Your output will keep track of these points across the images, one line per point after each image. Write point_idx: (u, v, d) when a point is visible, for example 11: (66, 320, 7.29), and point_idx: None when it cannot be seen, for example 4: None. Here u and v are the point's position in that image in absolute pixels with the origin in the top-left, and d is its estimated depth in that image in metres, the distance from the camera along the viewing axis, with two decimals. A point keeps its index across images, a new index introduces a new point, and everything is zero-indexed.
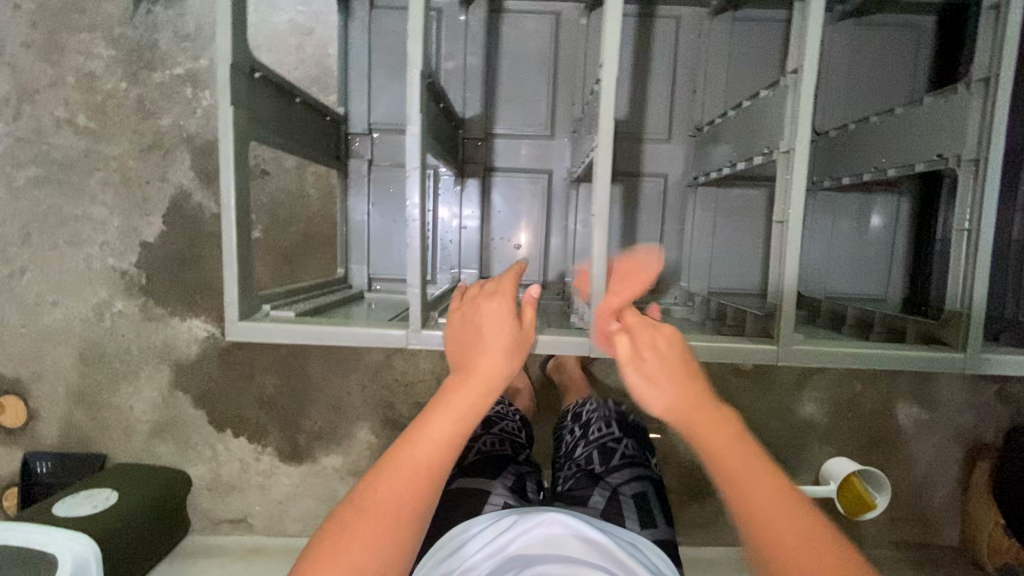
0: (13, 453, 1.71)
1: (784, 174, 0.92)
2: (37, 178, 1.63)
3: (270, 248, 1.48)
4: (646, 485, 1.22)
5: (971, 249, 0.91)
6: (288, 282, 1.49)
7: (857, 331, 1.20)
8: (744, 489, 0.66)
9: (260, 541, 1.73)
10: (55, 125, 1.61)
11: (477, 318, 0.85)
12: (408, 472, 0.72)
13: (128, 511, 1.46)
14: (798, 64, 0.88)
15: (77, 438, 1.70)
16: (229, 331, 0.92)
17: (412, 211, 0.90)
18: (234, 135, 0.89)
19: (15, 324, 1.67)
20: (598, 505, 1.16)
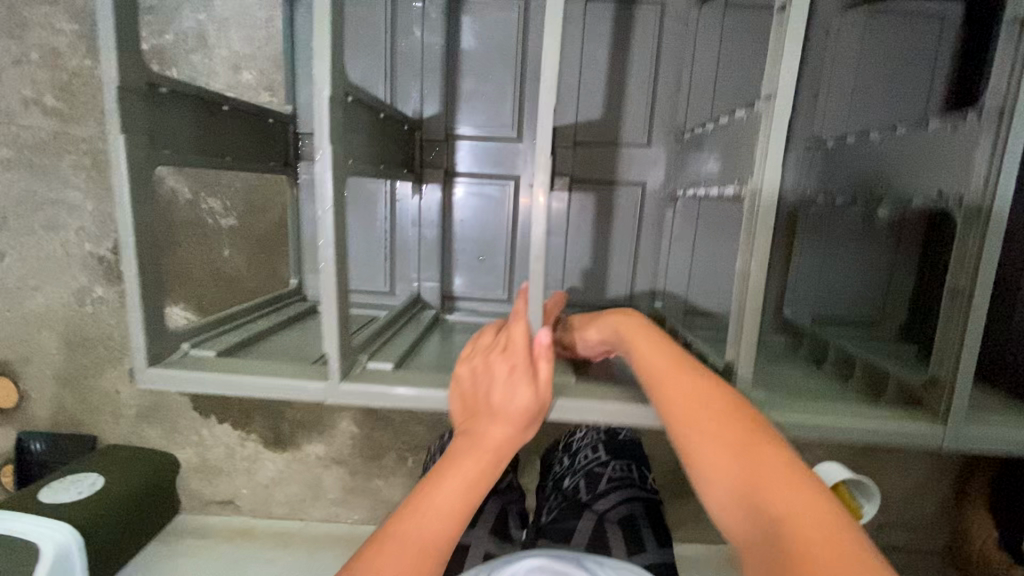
0: (7, 432, 1.66)
1: (749, 218, 0.79)
2: (7, 161, 1.49)
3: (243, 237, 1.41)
4: (636, 506, 1.17)
5: (963, 309, 0.79)
6: (261, 274, 1.43)
7: (838, 371, 1.10)
8: (724, 439, 0.60)
9: (248, 522, 1.69)
10: (22, 104, 1.48)
11: (488, 376, 0.77)
12: (406, 553, 0.63)
13: (115, 493, 1.42)
14: (772, 91, 0.74)
15: (68, 421, 1.65)
16: (138, 378, 0.86)
17: (325, 253, 0.82)
18: (130, 163, 0.80)
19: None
20: (581, 540, 1.10)
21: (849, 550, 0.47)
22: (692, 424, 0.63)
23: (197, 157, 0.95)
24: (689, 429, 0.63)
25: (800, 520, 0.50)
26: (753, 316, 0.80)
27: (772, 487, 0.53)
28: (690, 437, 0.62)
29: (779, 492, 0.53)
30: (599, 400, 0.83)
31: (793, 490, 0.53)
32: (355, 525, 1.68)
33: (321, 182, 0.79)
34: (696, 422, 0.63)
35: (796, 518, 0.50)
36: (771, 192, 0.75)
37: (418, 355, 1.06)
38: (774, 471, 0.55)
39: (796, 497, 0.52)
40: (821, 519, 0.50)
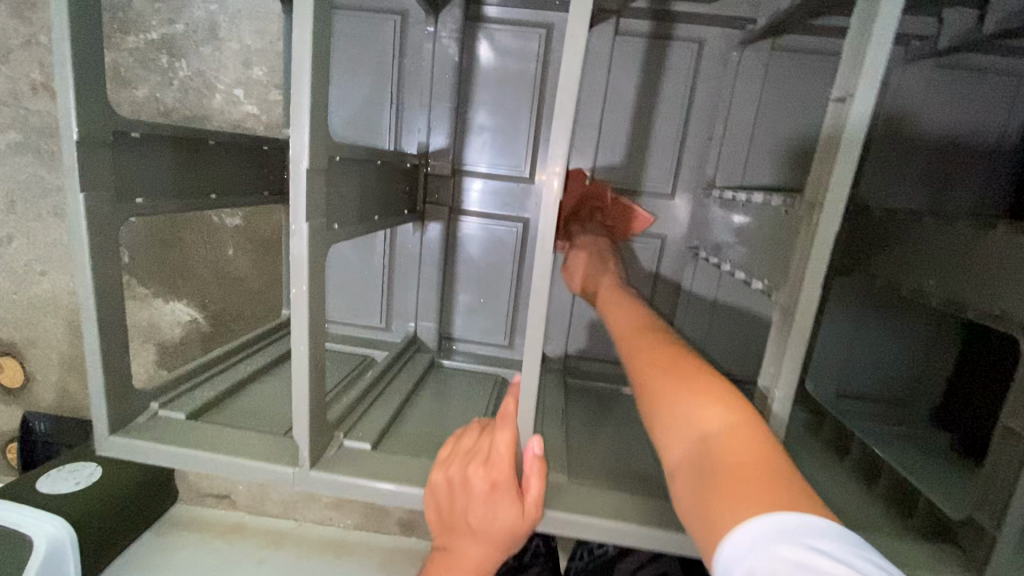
0: (15, 410, 1.74)
1: (775, 334, 0.70)
2: (17, 145, 1.51)
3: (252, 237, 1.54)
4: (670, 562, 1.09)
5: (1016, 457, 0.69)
6: (271, 268, 1.57)
7: (862, 469, 1.00)
8: (674, 372, 0.61)
9: (242, 518, 1.58)
10: (31, 88, 1.47)
11: (467, 489, 0.68)
12: None
13: (113, 485, 1.34)
14: (817, 196, 0.64)
15: (72, 404, 1.72)
16: (99, 446, 0.81)
17: (300, 337, 0.74)
18: (91, 222, 0.72)
19: (6, 290, 1.63)
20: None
21: (767, 459, 0.50)
22: (650, 364, 0.64)
23: (174, 202, 0.87)
24: (646, 368, 0.64)
25: (731, 433, 0.53)
26: (772, 442, 0.71)
27: (711, 410, 0.55)
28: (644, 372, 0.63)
29: (716, 416, 0.55)
30: (596, 515, 0.75)
31: (729, 411, 0.55)
32: (347, 530, 1.56)
33: (298, 256, 0.70)
34: (654, 362, 0.64)
35: (728, 434, 0.53)
36: (805, 318, 0.65)
37: (403, 421, 0.99)
38: (713, 395, 0.56)
39: (730, 417, 0.54)
40: (747, 433, 0.53)
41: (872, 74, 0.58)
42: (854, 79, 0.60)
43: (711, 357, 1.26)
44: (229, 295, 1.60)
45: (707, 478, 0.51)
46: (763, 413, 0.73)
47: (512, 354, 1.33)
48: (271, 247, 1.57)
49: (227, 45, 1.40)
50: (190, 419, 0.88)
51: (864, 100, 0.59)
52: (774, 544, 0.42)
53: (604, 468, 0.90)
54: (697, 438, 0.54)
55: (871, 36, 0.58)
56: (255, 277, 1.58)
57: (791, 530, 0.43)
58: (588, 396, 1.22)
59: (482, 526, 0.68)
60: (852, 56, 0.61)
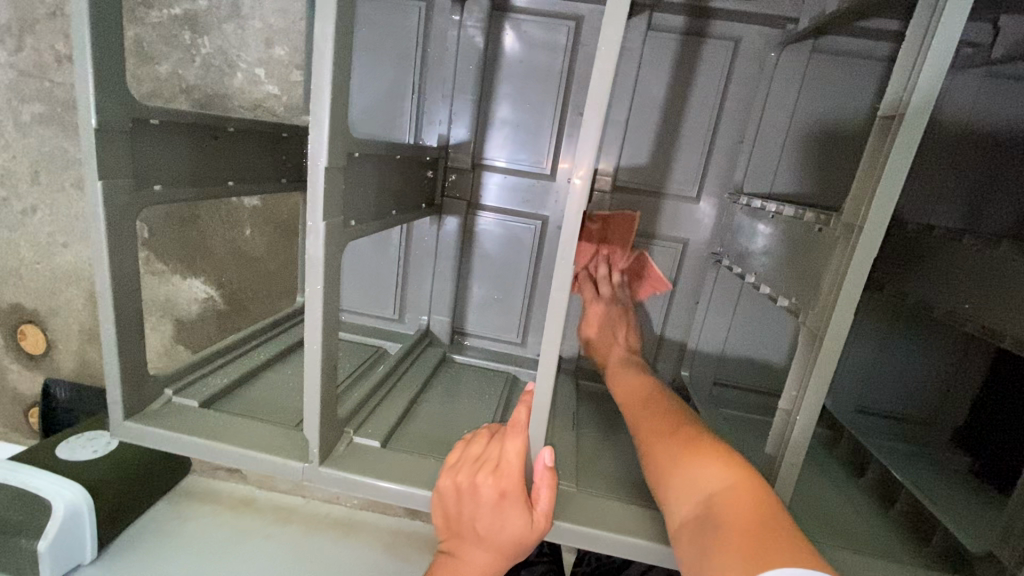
0: (36, 377, 1.77)
1: (803, 356, 0.67)
2: (42, 116, 1.51)
3: (268, 219, 1.55)
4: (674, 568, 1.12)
5: None
6: (286, 251, 1.58)
7: (877, 490, 0.98)
8: (680, 439, 0.69)
9: (251, 492, 1.52)
10: (56, 61, 1.47)
11: (472, 497, 0.68)
12: None
13: (131, 454, 1.33)
14: (856, 219, 0.61)
15: (92, 374, 1.75)
16: (114, 430, 0.81)
17: (311, 335, 0.72)
18: (108, 209, 0.72)
19: (30, 260, 1.65)
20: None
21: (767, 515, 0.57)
22: (661, 432, 0.73)
23: (191, 189, 0.87)
24: (655, 436, 0.73)
25: (733, 491, 0.59)
26: (788, 468, 0.69)
27: (713, 471, 0.62)
28: (655, 441, 0.72)
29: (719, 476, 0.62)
30: (603, 528, 0.74)
31: (732, 472, 0.61)
32: (353, 510, 1.50)
33: (311, 254, 0.69)
34: (664, 431, 0.72)
35: (733, 494, 0.59)
36: (833, 346, 0.63)
37: (413, 419, 0.98)
38: (717, 458, 0.63)
39: (729, 476, 0.61)
40: (748, 489, 0.59)
41: (926, 92, 0.55)
42: (906, 98, 0.57)
43: (727, 364, 1.24)
44: (244, 274, 1.60)
45: (711, 532, 0.57)
46: (779, 439, 0.71)
47: (525, 352, 1.32)
48: (286, 229, 1.57)
49: (250, 23, 1.38)
50: (202, 407, 0.89)
51: (914, 121, 0.56)
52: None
53: (612, 477, 0.89)
54: (703, 499, 0.60)
55: (928, 55, 0.56)
56: (270, 258, 1.58)
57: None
58: (600, 400, 1.20)
59: (488, 534, 0.68)
60: (903, 76, 0.59)
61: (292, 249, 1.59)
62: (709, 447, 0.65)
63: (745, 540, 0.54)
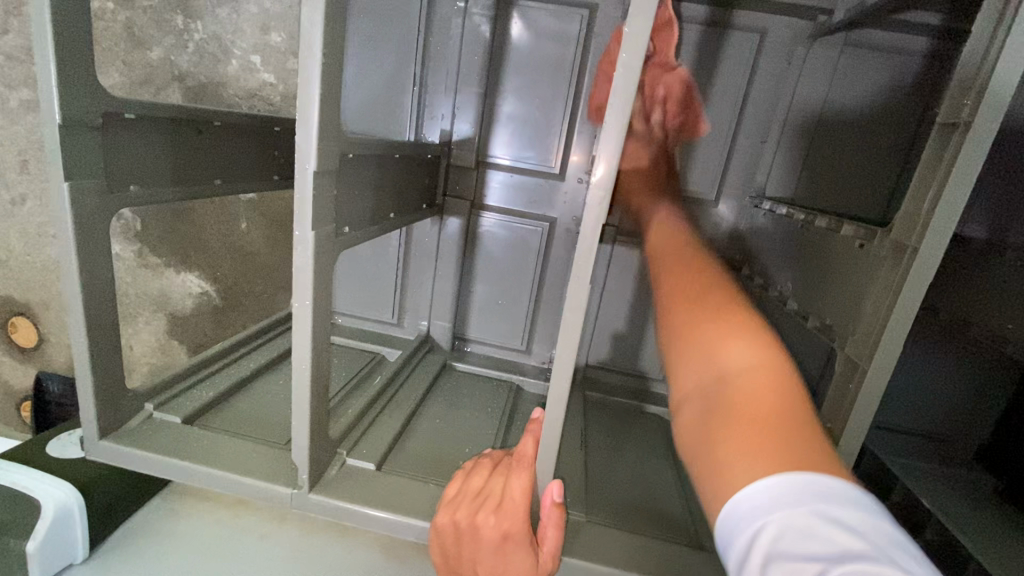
0: (26, 371, 1.72)
1: (840, 387, 0.62)
2: (29, 103, 1.44)
3: (264, 213, 1.48)
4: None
5: None
6: (283, 247, 1.51)
7: (901, 519, 0.92)
8: (707, 300, 0.53)
9: None
10: None
11: (473, 536, 0.62)
12: None
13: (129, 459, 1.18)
14: (908, 239, 0.54)
15: None
16: (87, 449, 0.76)
17: (301, 354, 0.66)
18: (77, 212, 0.65)
19: (18, 252, 1.59)
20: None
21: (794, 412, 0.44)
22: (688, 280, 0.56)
23: (173, 188, 0.80)
24: (676, 288, 0.55)
25: (757, 379, 0.45)
26: None
27: (742, 348, 0.48)
28: (674, 292, 0.55)
29: (743, 356, 0.47)
30: (615, 565, 0.69)
31: (762, 355, 0.47)
32: None
33: (300, 265, 0.62)
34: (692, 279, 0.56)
35: (754, 381, 0.45)
36: (876, 378, 0.56)
37: (411, 435, 0.93)
38: (747, 336, 0.48)
39: (757, 358, 0.47)
40: (775, 382, 0.45)
41: (997, 100, 0.49)
42: (972, 105, 0.50)
43: None
44: (240, 270, 1.54)
45: (716, 419, 0.45)
46: None
47: (529, 359, 1.26)
48: (283, 225, 1.50)
49: (245, 7, 1.30)
50: (185, 423, 0.83)
51: (981, 132, 0.49)
52: (777, 505, 0.38)
53: (622, 504, 0.83)
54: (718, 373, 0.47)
55: (1000, 56, 0.49)
56: (266, 255, 1.52)
57: (803, 492, 0.38)
58: (608, 411, 1.15)
59: None
60: (968, 80, 0.52)
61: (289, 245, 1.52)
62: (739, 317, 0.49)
63: (761, 437, 0.42)
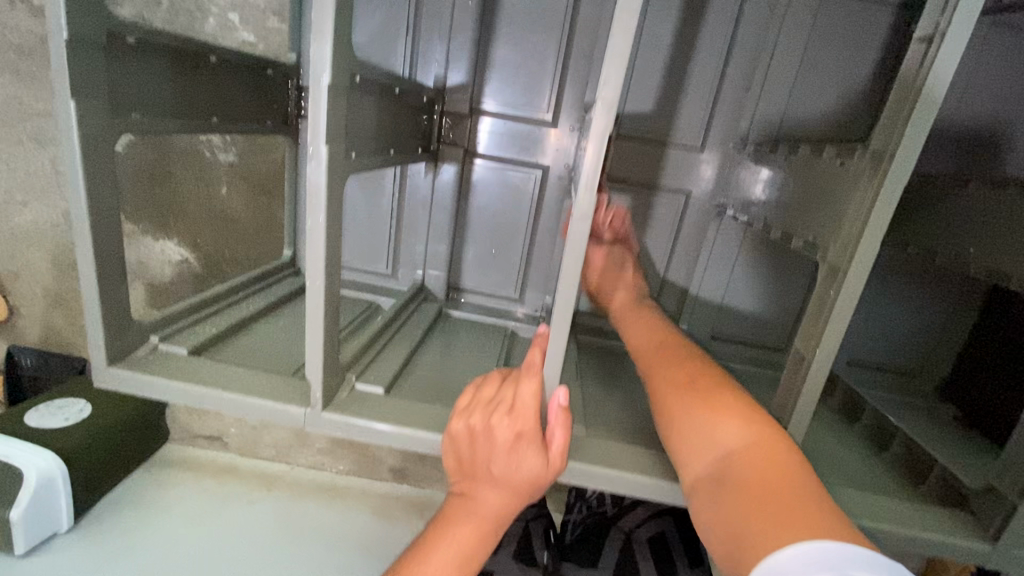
0: None
1: (820, 293, 0.67)
2: None
3: (247, 177, 1.32)
4: (666, 524, 1.18)
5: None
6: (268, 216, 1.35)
7: (871, 439, 1.00)
8: (698, 390, 0.67)
9: (234, 462, 1.58)
10: None
11: (488, 447, 0.66)
12: None
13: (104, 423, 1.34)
14: (887, 147, 0.60)
15: (58, 340, 1.59)
16: (97, 378, 0.76)
17: (313, 273, 0.68)
18: (83, 133, 0.65)
19: None
20: (610, 562, 1.12)
21: (791, 476, 0.55)
22: (682, 373, 0.70)
23: (173, 121, 0.80)
24: (669, 381, 0.70)
25: (751, 451, 0.58)
26: (803, 405, 0.68)
27: (734, 429, 0.60)
28: (669, 390, 0.69)
29: (738, 434, 0.60)
30: (615, 469, 0.74)
31: (751, 429, 0.60)
32: (338, 475, 1.57)
33: (313, 184, 0.63)
34: (685, 372, 0.70)
35: (750, 452, 0.58)
36: (857, 278, 0.61)
37: (412, 370, 0.95)
38: (737, 415, 0.62)
39: (747, 433, 0.59)
40: (767, 449, 0.58)
41: (967, 13, 0.54)
42: (946, 19, 0.55)
43: (725, 318, 1.24)
44: (224, 238, 1.35)
45: (729, 491, 0.56)
46: (794, 378, 0.70)
47: (521, 307, 1.30)
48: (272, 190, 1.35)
49: None
50: (191, 354, 0.84)
51: (954, 43, 0.54)
52: (802, 573, 0.44)
53: (617, 425, 0.88)
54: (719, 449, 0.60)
55: None
56: (252, 220, 1.35)
57: (819, 556, 0.45)
58: (599, 354, 1.20)
59: (503, 475, 0.66)
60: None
61: (276, 210, 1.37)
62: (730, 402, 0.63)
63: (767, 501, 0.52)
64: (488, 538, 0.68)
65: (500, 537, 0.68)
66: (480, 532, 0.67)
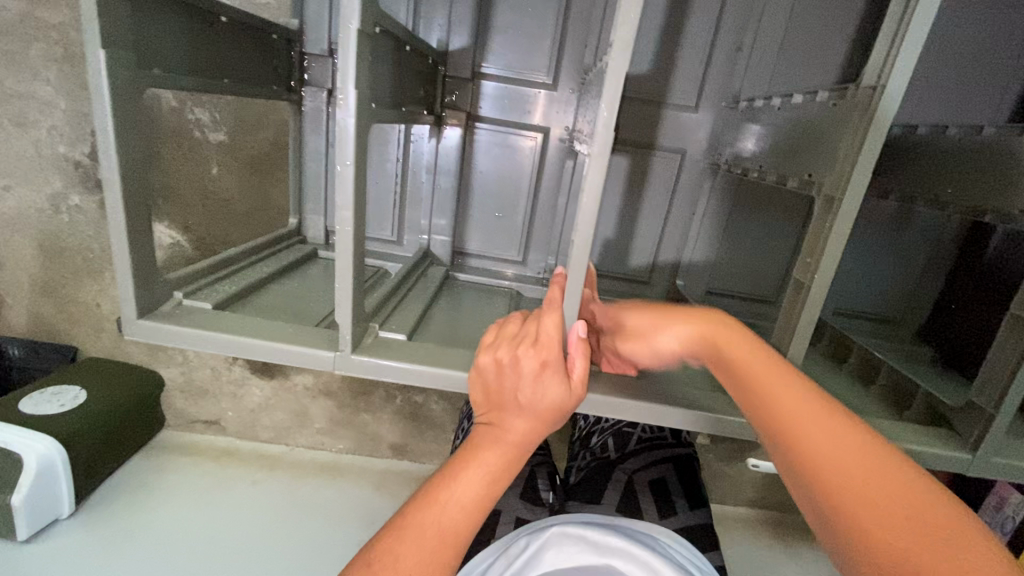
0: None
1: (818, 221, 0.72)
2: None
3: (236, 155, 1.28)
4: (666, 468, 1.15)
5: (1005, 332, 0.76)
6: (260, 194, 1.32)
7: (858, 375, 1.08)
8: (838, 444, 0.56)
9: (234, 443, 1.59)
10: None
11: (513, 379, 0.70)
12: (428, 542, 0.64)
13: (97, 412, 1.34)
14: (879, 80, 0.65)
15: (46, 331, 1.49)
16: (126, 329, 0.78)
17: (342, 214, 0.71)
18: (112, 84, 0.67)
19: None
20: (613, 501, 1.08)
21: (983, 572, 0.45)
22: (873, 488, 0.52)
23: (184, 81, 0.81)
24: (798, 424, 0.59)
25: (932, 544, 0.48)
26: (803, 326, 0.74)
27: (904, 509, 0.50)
28: (800, 436, 0.58)
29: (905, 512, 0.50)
30: (625, 397, 0.80)
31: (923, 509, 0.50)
32: (340, 453, 1.60)
33: (341, 129, 0.66)
34: (878, 486, 0.52)
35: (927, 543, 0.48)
36: (852, 203, 0.67)
37: (428, 324, 0.99)
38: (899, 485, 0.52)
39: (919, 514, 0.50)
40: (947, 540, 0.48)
41: None
42: None
43: (718, 274, 1.31)
44: (215, 217, 1.31)
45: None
46: (793, 303, 0.76)
47: (525, 269, 1.34)
48: (263, 167, 1.32)
49: None
50: (214, 310, 0.86)
51: None
52: None
53: None
54: (853, 521, 0.52)
55: None
56: (245, 196, 1.31)
57: None
58: None
59: (529, 402, 0.69)
60: None
61: (272, 192, 1.34)
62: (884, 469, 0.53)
63: None
64: (513, 466, 0.70)
65: (524, 465, 0.71)
66: (507, 460, 0.70)
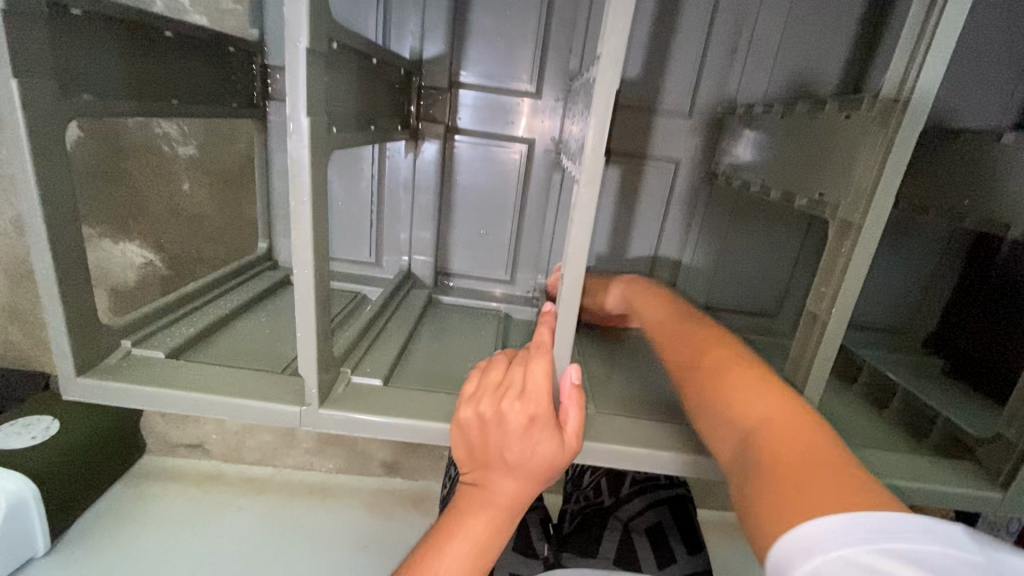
0: None
1: (832, 248, 0.65)
2: None
3: (206, 170, 1.18)
4: (662, 513, 1.08)
5: None
6: (233, 211, 1.23)
7: (871, 396, 1.01)
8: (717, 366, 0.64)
9: (218, 466, 1.50)
10: None
11: (499, 435, 0.62)
12: None
13: (69, 449, 1.24)
14: (901, 92, 0.58)
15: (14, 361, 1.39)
16: (66, 390, 0.70)
17: (302, 255, 0.62)
18: (31, 117, 0.58)
19: None
20: (609, 554, 1.02)
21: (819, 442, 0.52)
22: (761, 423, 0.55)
23: (126, 101, 0.72)
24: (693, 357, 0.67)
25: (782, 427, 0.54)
26: (820, 364, 0.67)
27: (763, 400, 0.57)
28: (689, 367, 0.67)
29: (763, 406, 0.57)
30: (627, 443, 0.73)
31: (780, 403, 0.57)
32: (328, 474, 1.52)
33: (295, 160, 0.58)
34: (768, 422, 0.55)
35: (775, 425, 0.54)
36: (872, 231, 0.60)
37: (409, 359, 0.91)
38: (762, 386, 0.59)
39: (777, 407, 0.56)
40: (797, 425, 0.54)
41: None
42: None
43: (718, 285, 1.24)
44: (190, 236, 1.20)
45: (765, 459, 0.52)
46: (807, 336, 0.69)
47: (513, 288, 1.26)
48: (233, 182, 1.22)
49: None
50: (169, 358, 0.78)
51: None
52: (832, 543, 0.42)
53: (626, 403, 0.87)
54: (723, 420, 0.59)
55: None
56: (216, 215, 1.21)
57: (847, 528, 0.43)
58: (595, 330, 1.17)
59: (519, 462, 0.61)
60: None
61: (246, 208, 1.25)
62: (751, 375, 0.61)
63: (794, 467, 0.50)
64: (503, 531, 0.63)
65: (516, 527, 0.63)
66: (496, 524, 0.62)
